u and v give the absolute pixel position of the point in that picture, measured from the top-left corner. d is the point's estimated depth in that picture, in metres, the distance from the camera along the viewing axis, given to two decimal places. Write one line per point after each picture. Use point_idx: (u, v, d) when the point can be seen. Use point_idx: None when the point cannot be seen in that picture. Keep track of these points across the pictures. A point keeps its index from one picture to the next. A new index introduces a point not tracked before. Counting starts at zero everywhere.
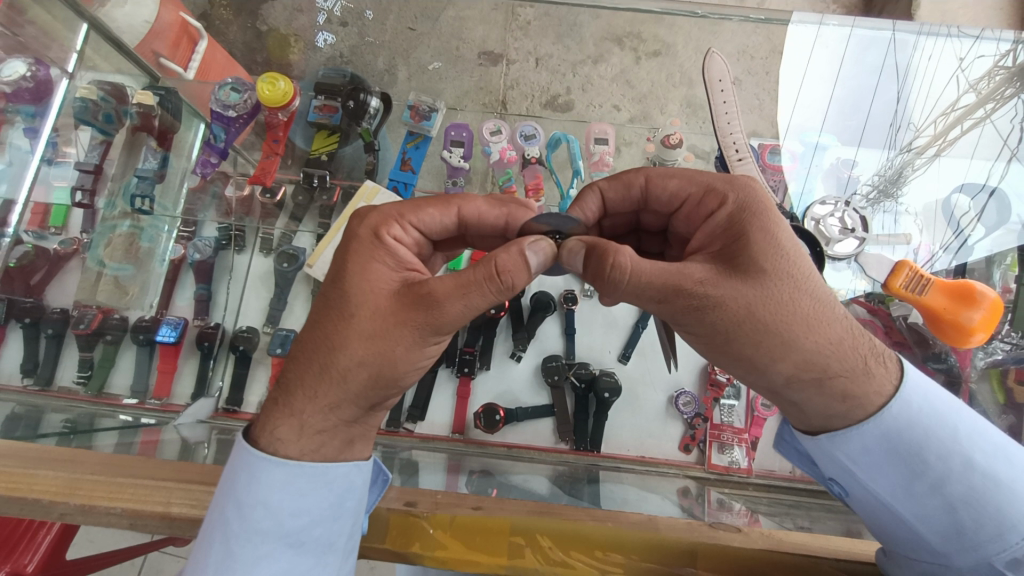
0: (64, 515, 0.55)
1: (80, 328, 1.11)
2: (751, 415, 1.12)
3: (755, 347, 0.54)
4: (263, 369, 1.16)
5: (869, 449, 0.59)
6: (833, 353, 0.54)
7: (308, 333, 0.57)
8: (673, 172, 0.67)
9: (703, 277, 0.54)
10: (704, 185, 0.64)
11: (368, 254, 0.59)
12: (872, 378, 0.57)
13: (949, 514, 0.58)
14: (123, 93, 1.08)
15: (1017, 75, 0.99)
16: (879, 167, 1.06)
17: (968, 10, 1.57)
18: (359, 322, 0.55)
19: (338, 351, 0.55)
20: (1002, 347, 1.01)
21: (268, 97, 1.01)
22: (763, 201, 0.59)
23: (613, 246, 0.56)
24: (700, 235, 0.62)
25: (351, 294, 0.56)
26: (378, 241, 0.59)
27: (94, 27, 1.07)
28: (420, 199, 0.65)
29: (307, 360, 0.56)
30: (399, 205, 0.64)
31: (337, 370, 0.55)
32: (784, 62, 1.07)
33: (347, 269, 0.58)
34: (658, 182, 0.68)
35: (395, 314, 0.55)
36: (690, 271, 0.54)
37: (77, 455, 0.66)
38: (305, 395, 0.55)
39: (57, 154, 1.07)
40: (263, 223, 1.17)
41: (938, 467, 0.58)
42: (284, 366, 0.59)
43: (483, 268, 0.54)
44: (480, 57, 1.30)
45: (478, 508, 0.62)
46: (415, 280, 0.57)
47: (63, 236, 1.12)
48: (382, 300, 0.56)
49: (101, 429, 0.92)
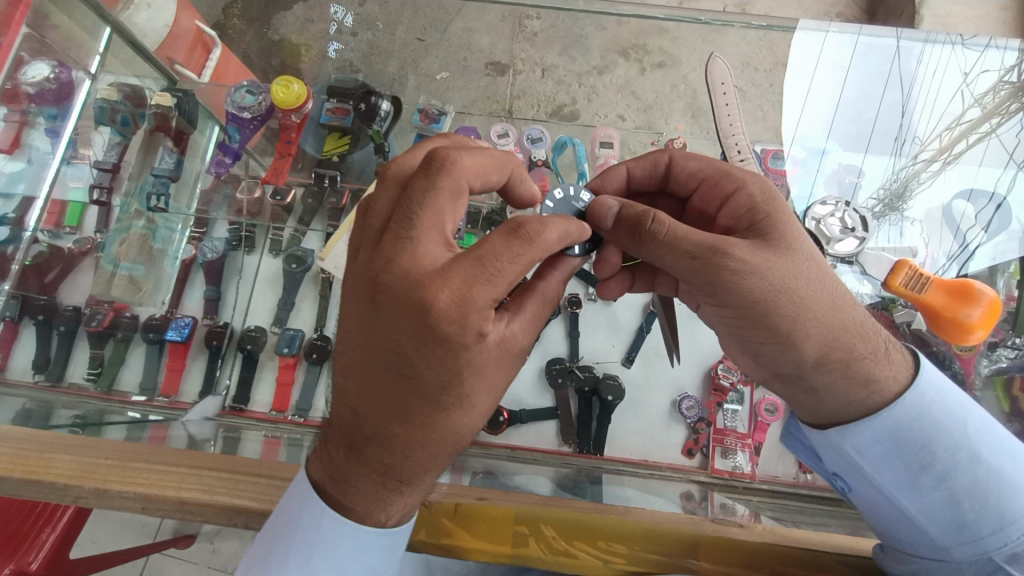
0: (78, 497, 0.64)
1: (92, 325, 1.14)
2: (754, 420, 1.12)
3: (793, 323, 0.60)
4: (269, 370, 1.18)
5: (879, 442, 0.64)
6: (856, 334, 0.62)
7: (425, 435, 0.56)
8: (694, 154, 0.72)
9: (742, 246, 0.59)
10: (725, 168, 0.69)
11: (478, 356, 0.54)
12: (891, 363, 0.64)
13: (952, 508, 0.62)
14: (141, 97, 1.11)
15: (1022, 91, 1.00)
16: (885, 180, 1.06)
17: (970, 23, 1.58)
18: (480, 405, 0.58)
19: (464, 434, 0.59)
20: (1007, 355, 1.01)
21: (281, 99, 1.04)
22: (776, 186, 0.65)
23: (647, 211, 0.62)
24: (725, 214, 0.67)
25: (471, 388, 0.56)
26: (484, 340, 0.53)
27: (117, 31, 1.12)
28: (503, 262, 0.52)
29: (432, 454, 0.57)
30: (490, 287, 0.52)
31: (463, 444, 0.60)
32: (789, 72, 1.09)
33: (462, 373, 0.54)
34: (680, 164, 0.73)
35: (504, 381, 0.60)
36: (731, 240, 0.59)
37: (91, 445, 0.69)
38: (433, 473, 0.60)
39: (76, 154, 1.11)
40: (272, 224, 1.19)
41: (945, 461, 0.62)
42: (388, 463, 0.56)
43: (541, 304, 0.62)
44: (487, 67, 1.31)
45: (483, 498, 0.71)
46: (507, 344, 0.58)
47: (77, 235, 1.15)
48: (497, 380, 0.58)
49: (110, 424, 0.94)
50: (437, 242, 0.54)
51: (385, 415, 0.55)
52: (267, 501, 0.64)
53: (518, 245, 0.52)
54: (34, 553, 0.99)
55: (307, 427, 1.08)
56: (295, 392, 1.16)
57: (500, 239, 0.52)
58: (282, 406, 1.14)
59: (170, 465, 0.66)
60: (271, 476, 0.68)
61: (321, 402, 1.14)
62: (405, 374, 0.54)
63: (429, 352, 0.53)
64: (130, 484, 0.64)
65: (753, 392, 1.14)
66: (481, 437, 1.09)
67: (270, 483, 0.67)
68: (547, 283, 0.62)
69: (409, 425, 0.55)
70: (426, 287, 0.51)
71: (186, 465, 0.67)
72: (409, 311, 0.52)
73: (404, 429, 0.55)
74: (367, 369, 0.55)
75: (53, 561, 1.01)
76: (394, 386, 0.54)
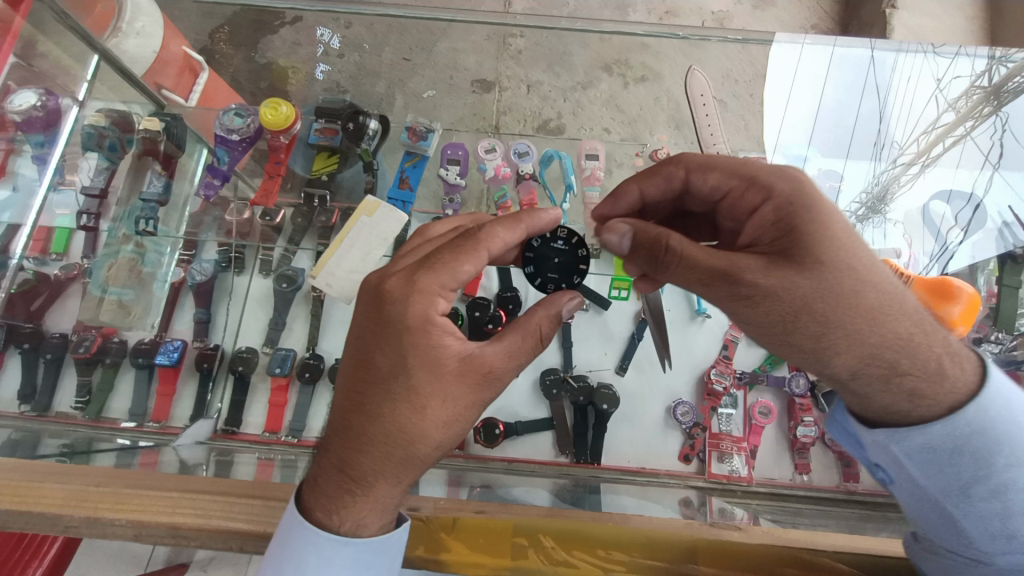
0: (70, 525, 0.63)
1: (79, 352, 1.12)
2: (748, 424, 1.13)
3: (818, 341, 0.57)
4: (262, 392, 1.17)
5: (930, 445, 0.59)
6: (902, 350, 0.56)
7: (376, 429, 0.58)
8: (713, 164, 0.70)
9: (751, 268, 0.57)
10: (750, 175, 0.66)
11: (425, 341, 0.59)
12: (946, 379, 0.57)
13: (1004, 522, 0.58)
14: (129, 122, 1.12)
15: (993, 95, 1.03)
16: (867, 185, 1.09)
17: (942, 32, 1.64)
18: (433, 411, 0.59)
19: (417, 442, 0.58)
20: (993, 350, 1.04)
21: (270, 120, 1.05)
22: (807, 190, 0.61)
23: (660, 234, 0.63)
24: (750, 222, 0.65)
25: (420, 384, 0.58)
26: (430, 326, 0.59)
27: (104, 58, 1.11)
28: (445, 253, 0.61)
29: (383, 452, 0.58)
30: (435, 276, 0.60)
31: (419, 456, 0.59)
32: (768, 84, 1.14)
33: (409, 360, 0.58)
34: (698, 175, 0.71)
35: (465, 396, 0.60)
36: (740, 261, 0.58)
37: (82, 471, 0.68)
38: (387, 483, 0.59)
39: (63, 181, 1.10)
40: (263, 245, 1.19)
41: (1009, 471, 0.57)
42: (346, 457, 0.59)
43: (523, 331, 0.64)
44: (475, 85, 1.37)
45: (481, 512, 0.70)
46: (469, 354, 0.60)
47: (64, 261, 1.15)
48: (451, 387, 0.59)
49: (98, 451, 0.92)
50: (412, 259, 0.67)
51: (346, 406, 0.60)
52: (265, 523, 0.64)
53: (464, 243, 0.62)
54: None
55: (302, 448, 1.07)
56: (289, 412, 1.15)
57: (450, 244, 0.63)
58: (275, 427, 1.13)
59: (164, 490, 0.66)
60: (269, 497, 0.67)
61: (315, 422, 1.14)
62: (362, 363, 0.60)
63: (381, 339, 0.60)
64: (123, 511, 0.63)
65: (746, 395, 1.16)
66: (477, 450, 1.09)
67: (268, 505, 0.66)
68: (533, 319, 0.66)
69: (362, 416, 0.59)
70: (384, 278, 0.63)
71: (181, 489, 0.66)
72: (369, 303, 0.62)
73: (358, 419, 0.59)
74: (346, 361, 0.63)
75: None
76: (355, 374, 0.61)
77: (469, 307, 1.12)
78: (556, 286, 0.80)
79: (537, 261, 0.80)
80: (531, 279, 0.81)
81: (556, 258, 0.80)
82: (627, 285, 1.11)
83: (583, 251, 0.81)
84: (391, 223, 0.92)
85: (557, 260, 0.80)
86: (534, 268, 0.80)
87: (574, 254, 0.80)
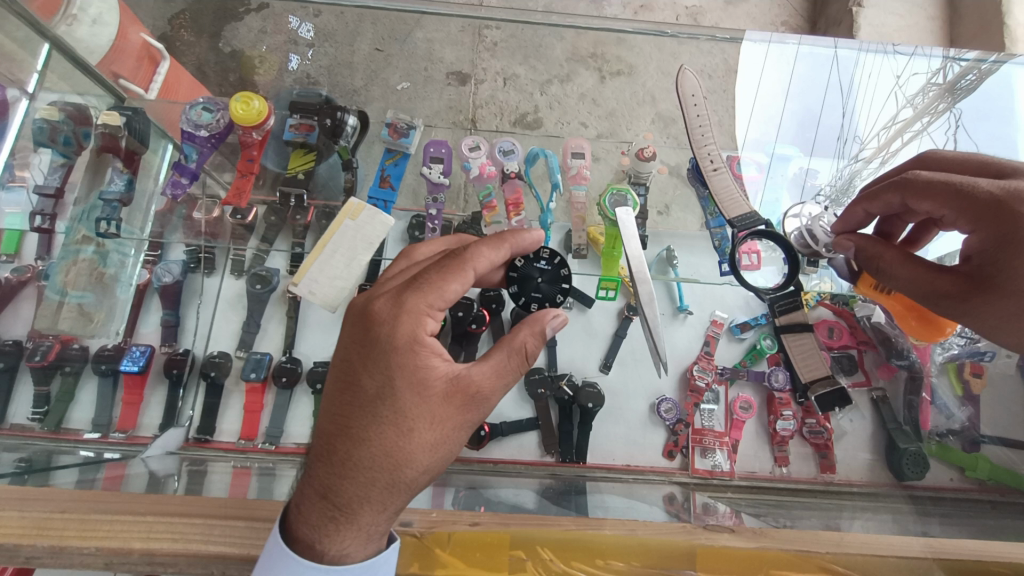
0: (31, 556, 0.60)
1: (34, 360, 1.06)
2: (729, 419, 1.15)
3: None
4: (236, 396, 1.12)
5: None
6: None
7: (361, 453, 0.56)
8: (923, 195, 0.77)
9: (947, 300, 0.78)
10: (962, 205, 0.74)
11: (411, 364, 0.58)
12: None
13: None
14: (85, 115, 1.05)
15: (948, 92, 1.08)
16: (831, 179, 1.10)
17: (904, 33, 1.68)
18: (421, 434, 0.57)
19: (404, 465, 0.57)
20: (958, 343, 1.10)
21: (242, 116, 1.00)
22: (1013, 227, 0.70)
23: (881, 249, 0.84)
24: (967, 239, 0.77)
25: (405, 407, 0.57)
26: (417, 347, 0.58)
27: (56, 46, 1.05)
28: (432, 274, 0.61)
29: (368, 477, 0.56)
30: (422, 296, 0.60)
31: (406, 480, 0.57)
32: (739, 80, 1.13)
33: (395, 384, 0.57)
34: (913, 202, 0.79)
35: (453, 419, 0.59)
36: (942, 295, 0.78)
37: (40, 496, 0.64)
38: (373, 508, 0.57)
39: (13, 178, 1.02)
40: (234, 245, 1.12)
41: None
42: (330, 483, 0.57)
43: (514, 350, 0.63)
44: (449, 77, 1.31)
45: (475, 524, 0.69)
46: (456, 375, 0.59)
47: (15, 263, 1.08)
48: (439, 409, 0.58)
49: (59, 467, 0.86)
50: (398, 280, 0.66)
51: (332, 430, 0.58)
52: (249, 546, 0.61)
53: (450, 263, 0.62)
54: None
55: (280, 456, 1.04)
56: (265, 417, 1.11)
57: (435, 263, 0.62)
58: (251, 434, 1.09)
59: (136, 513, 0.62)
60: (252, 518, 0.64)
61: (294, 427, 1.10)
62: (348, 387, 0.59)
63: (368, 360, 0.59)
64: (90, 538, 0.60)
65: (727, 390, 1.17)
66: (463, 452, 1.07)
67: (251, 526, 0.63)
68: (518, 336, 0.64)
69: (347, 441, 0.57)
70: (369, 300, 0.62)
71: (155, 512, 0.63)
72: (355, 324, 0.61)
73: (343, 444, 0.57)
74: (330, 385, 0.62)
75: None
76: (340, 397, 0.59)
77: (451, 308, 1.08)
78: (539, 304, 0.78)
79: (521, 280, 0.78)
80: (516, 298, 0.79)
81: (541, 276, 0.79)
82: (615, 284, 1.09)
83: (566, 271, 0.80)
84: (375, 226, 0.89)
85: (541, 279, 0.79)
86: (518, 288, 0.78)
87: (556, 272, 0.80)
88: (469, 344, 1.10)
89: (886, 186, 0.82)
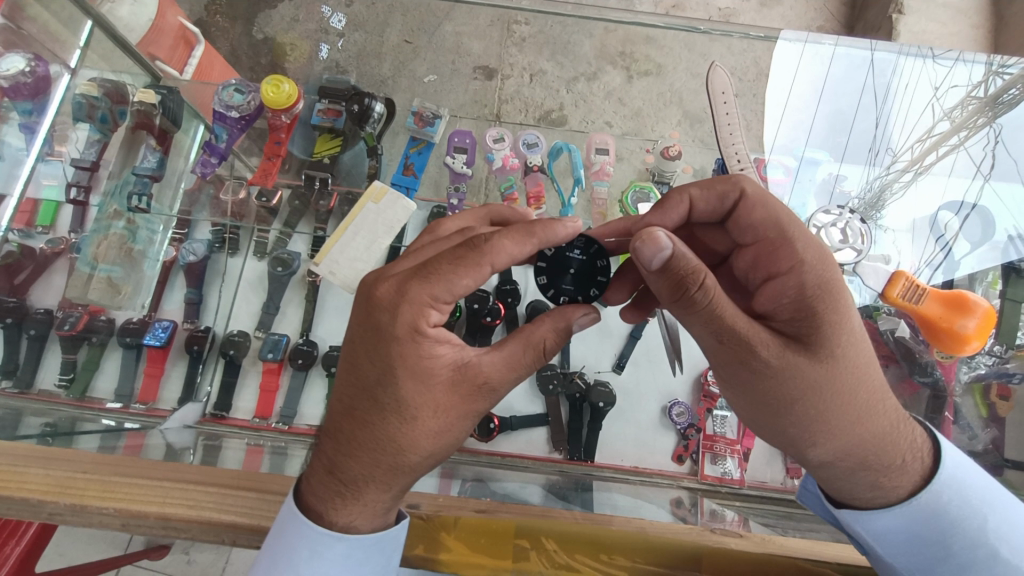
0: (53, 514, 0.62)
1: (64, 329, 1.09)
2: (743, 427, 1.12)
3: (801, 430, 0.59)
4: (253, 376, 1.15)
5: None
6: (875, 448, 0.60)
7: (364, 435, 0.57)
8: (766, 203, 0.67)
9: (770, 345, 0.57)
10: (777, 236, 0.66)
11: (414, 356, 0.57)
12: (904, 473, 0.62)
13: None
14: (121, 94, 1.07)
15: (989, 106, 1.03)
16: (860, 190, 1.08)
17: (945, 42, 1.63)
18: (423, 422, 0.58)
19: (407, 451, 0.57)
20: (985, 362, 1.03)
21: (272, 99, 1.01)
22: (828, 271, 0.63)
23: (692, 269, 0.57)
24: (764, 288, 0.64)
25: (408, 396, 0.57)
26: (418, 338, 0.57)
27: (99, 24, 1.09)
28: (445, 265, 0.57)
29: (370, 459, 0.57)
30: (428, 287, 0.57)
31: (408, 464, 0.58)
32: (770, 83, 1.10)
33: (396, 371, 0.57)
34: (741, 213, 0.69)
35: (455, 408, 0.59)
36: (754, 341, 0.57)
37: (65, 457, 0.67)
38: (377, 487, 0.58)
39: (52, 152, 1.07)
40: (258, 227, 1.15)
41: None
42: (336, 459, 0.58)
43: (522, 343, 0.62)
44: (475, 71, 1.29)
45: (480, 511, 0.71)
46: (463, 364, 0.58)
47: (50, 235, 1.11)
48: (441, 398, 0.58)
49: (82, 433, 0.89)
50: (411, 261, 0.63)
51: (340, 409, 0.60)
52: (260, 518, 0.63)
53: (466, 253, 0.57)
54: (15, 542, 0.94)
55: (293, 435, 1.05)
56: (280, 398, 1.13)
57: (450, 252, 0.58)
58: (265, 413, 1.11)
59: (155, 480, 0.64)
60: (264, 491, 0.66)
61: (307, 408, 1.12)
62: (354, 368, 0.59)
63: (371, 344, 0.58)
64: (110, 500, 0.62)
65: None
66: (471, 444, 1.07)
67: (263, 498, 0.65)
68: (536, 330, 0.64)
69: (352, 421, 0.58)
70: (375, 284, 0.60)
71: (172, 479, 0.65)
72: (361, 307, 0.60)
73: (349, 425, 0.58)
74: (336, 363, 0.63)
75: (32, 553, 0.96)
76: (347, 378, 0.60)
77: (467, 299, 1.10)
78: (569, 299, 0.77)
79: (551, 271, 0.78)
80: (544, 290, 0.78)
81: (572, 269, 0.78)
82: None
83: (601, 262, 0.78)
84: (396, 211, 0.90)
85: (572, 273, 0.77)
86: (547, 279, 0.78)
87: (590, 265, 0.78)
88: (483, 336, 1.11)
89: (722, 185, 0.70)
